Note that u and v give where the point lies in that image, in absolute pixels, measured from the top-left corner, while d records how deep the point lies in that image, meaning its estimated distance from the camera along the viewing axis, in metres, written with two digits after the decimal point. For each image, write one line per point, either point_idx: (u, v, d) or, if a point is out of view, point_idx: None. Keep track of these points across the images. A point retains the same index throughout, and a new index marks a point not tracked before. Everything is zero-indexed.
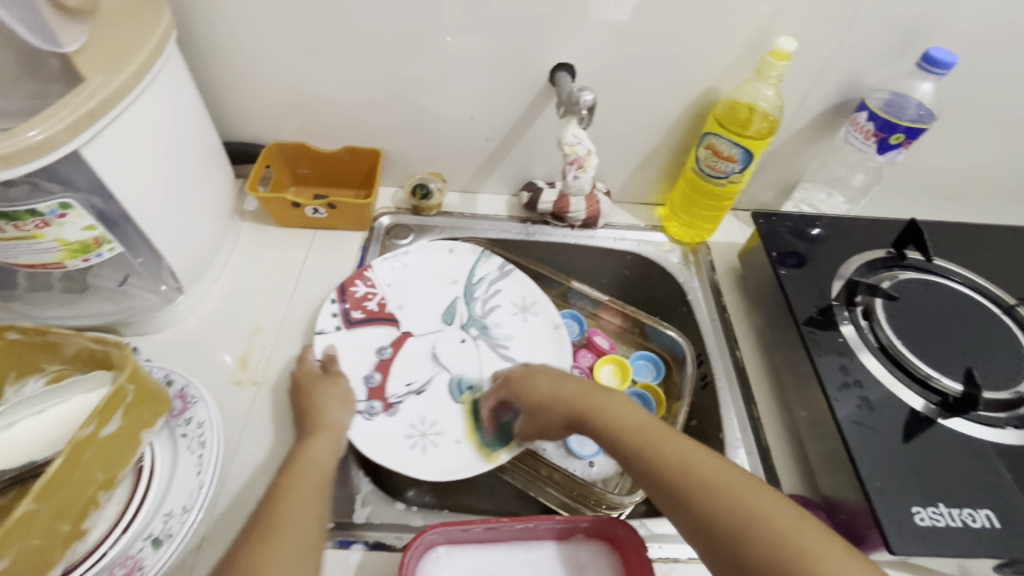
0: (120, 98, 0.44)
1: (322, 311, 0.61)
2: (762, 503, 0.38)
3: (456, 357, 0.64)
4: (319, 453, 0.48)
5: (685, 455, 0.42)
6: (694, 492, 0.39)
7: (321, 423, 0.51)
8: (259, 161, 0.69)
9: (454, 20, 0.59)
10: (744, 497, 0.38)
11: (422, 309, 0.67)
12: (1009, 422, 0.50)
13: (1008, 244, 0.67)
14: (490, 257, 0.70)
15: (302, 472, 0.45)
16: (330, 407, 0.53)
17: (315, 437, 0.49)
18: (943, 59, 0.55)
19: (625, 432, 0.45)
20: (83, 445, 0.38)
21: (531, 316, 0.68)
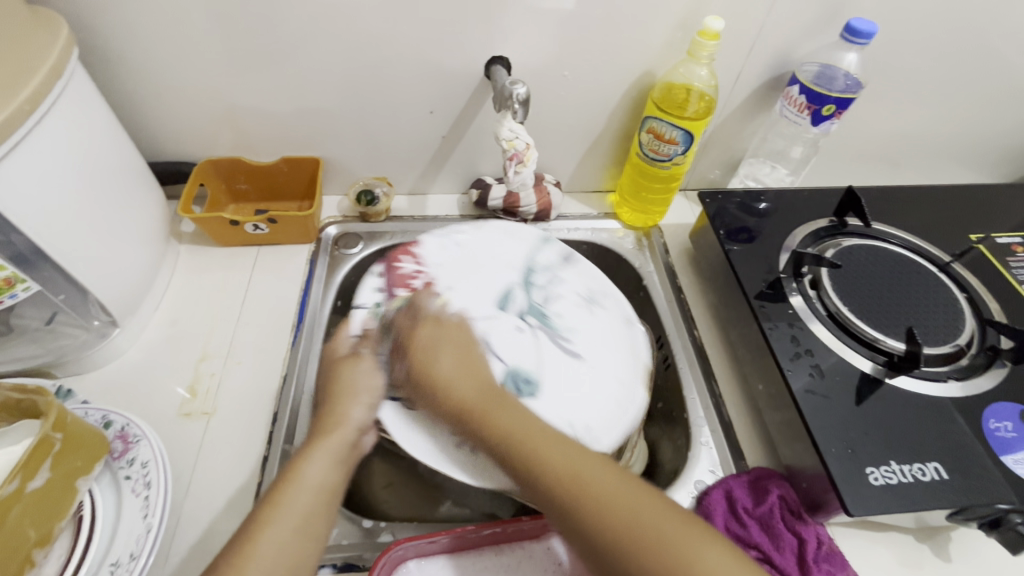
0: (13, 127, 0.41)
1: (363, 286, 0.56)
2: (604, 472, 0.39)
3: (512, 347, 0.53)
4: (315, 474, 0.42)
5: (536, 427, 0.42)
6: (520, 446, 0.41)
7: (332, 428, 0.45)
8: (191, 180, 0.66)
9: (380, 18, 0.57)
10: (580, 467, 0.39)
11: (475, 290, 0.57)
12: (951, 374, 0.52)
13: (940, 203, 0.69)
14: (552, 245, 0.63)
15: (288, 499, 0.40)
16: (346, 403, 0.46)
17: (316, 446, 0.43)
18: (864, 29, 0.56)
19: (526, 467, 0.40)
20: (8, 502, 0.35)
21: (598, 310, 0.58)
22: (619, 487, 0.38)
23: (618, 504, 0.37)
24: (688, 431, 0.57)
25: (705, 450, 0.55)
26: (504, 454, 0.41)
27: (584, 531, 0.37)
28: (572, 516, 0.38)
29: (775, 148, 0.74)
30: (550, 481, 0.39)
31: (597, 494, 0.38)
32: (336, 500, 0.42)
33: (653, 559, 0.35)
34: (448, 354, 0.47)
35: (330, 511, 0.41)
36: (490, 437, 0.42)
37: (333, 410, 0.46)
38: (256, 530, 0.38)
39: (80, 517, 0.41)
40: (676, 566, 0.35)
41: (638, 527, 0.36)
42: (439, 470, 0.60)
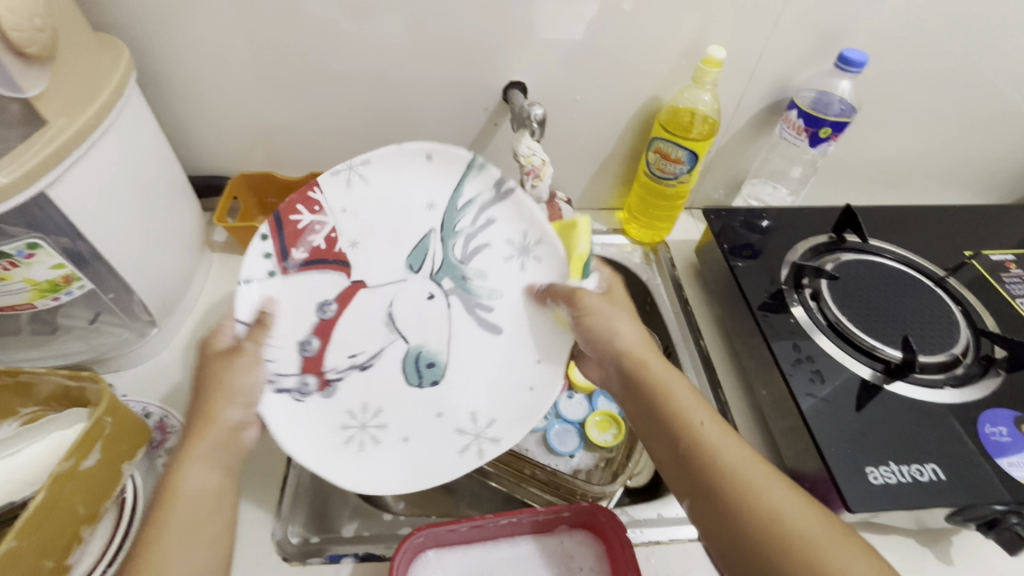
0: (83, 139, 0.45)
1: (250, 253, 0.48)
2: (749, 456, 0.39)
3: (417, 319, 0.52)
4: (194, 485, 0.40)
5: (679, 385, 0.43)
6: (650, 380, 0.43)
7: (205, 427, 0.42)
8: (226, 193, 0.70)
9: (407, 47, 0.62)
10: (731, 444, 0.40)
11: (389, 251, 0.52)
12: (947, 381, 0.55)
13: (934, 221, 0.73)
14: (483, 171, 0.50)
15: (173, 513, 0.38)
16: (215, 399, 0.42)
17: (190, 450, 0.40)
18: (856, 59, 0.61)
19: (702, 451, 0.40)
20: (64, 478, 0.38)
21: (529, 262, 0.50)
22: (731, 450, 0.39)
23: (730, 469, 0.39)
24: None
25: None
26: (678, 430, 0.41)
27: (696, 467, 0.40)
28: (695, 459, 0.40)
29: (776, 168, 0.78)
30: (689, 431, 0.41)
31: (727, 465, 0.39)
32: (217, 502, 0.40)
33: (748, 518, 0.37)
34: (616, 290, 0.48)
35: (218, 513, 0.40)
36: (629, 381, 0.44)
37: (209, 405, 0.42)
38: (155, 535, 0.37)
39: (123, 499, 0.44)
40: (780, 522, 0.36)
41: (752, 491, 0.38)
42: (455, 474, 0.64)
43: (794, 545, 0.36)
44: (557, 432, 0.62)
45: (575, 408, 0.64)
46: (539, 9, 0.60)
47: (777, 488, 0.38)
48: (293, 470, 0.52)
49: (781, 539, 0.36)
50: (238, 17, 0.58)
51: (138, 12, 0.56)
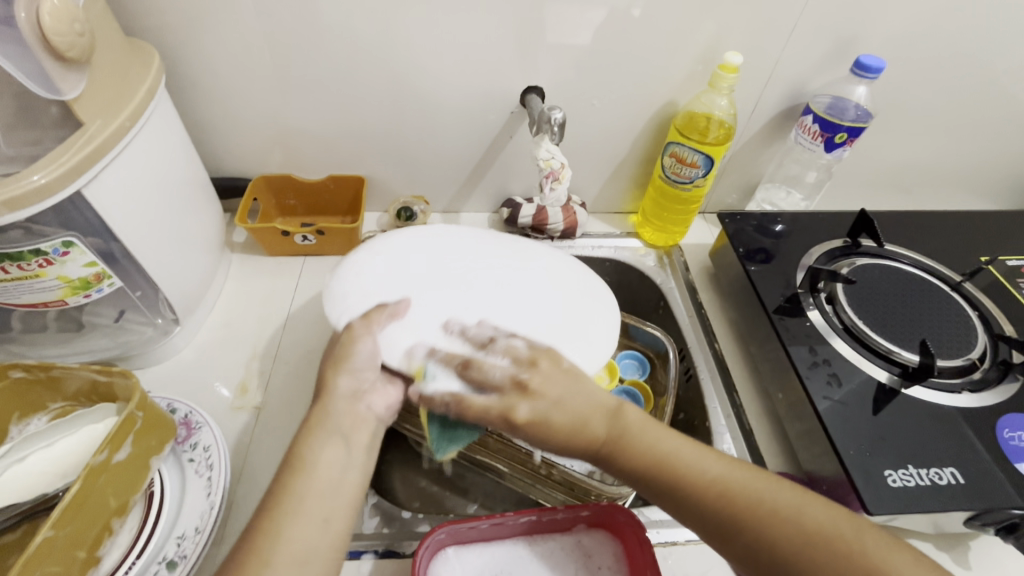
0: (116, 140, 0.46)
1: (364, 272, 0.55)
2: (721, 459, 0.40)
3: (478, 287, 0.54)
4: (326, 463, 0.39)
5: (637, 417, 0.42)
6: (616, 439, 0.42)
7: (318, 412, 0.41)
8: (246, 194, 0.71)
9: (428, 53, 0.63)
10: (699, 455, 0.40)
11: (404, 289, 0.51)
12: (964, 386, 0.55)
13: (950, 227, 0.73)
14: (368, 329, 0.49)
15: (298, 487, 0.37)
16: (332, 373, 0.43)
17: (315, 430, 0.40)
18: (873, 65, 0.61)
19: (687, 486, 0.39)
20: (96, 471, 0.39)
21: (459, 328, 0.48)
22: (705, 463, 0.40)
23: (715, 486, 0.39)
24: (710, 438, 0.60)
25: None
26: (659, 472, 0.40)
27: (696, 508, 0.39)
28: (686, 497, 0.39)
29: (790, 173, 0.78)
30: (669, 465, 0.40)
31: (710, 483, 0.39)
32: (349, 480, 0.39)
33: (755, 530, 0.37)
34: (551, 375, 0.42)
35: (349, 488, 0.39)
36: (594, 451, 0.42)
37: (327, 380, 0.42)
38: (280, 508, 0.37)
39: (151, 493, 0.45)
40: (777, 518, 0.37)
41: (746, 503, 0.38)
42: (469, 474, 0.65)
43: (807, 534, 0.36)
44: None
45: None
46: (558, 15, 0.61)
47: (771, 489, 0.38)
48: None
49: (791, 537, 0.36)
50: (264, 23, 0.59)
51: (167, 17, 0.58)
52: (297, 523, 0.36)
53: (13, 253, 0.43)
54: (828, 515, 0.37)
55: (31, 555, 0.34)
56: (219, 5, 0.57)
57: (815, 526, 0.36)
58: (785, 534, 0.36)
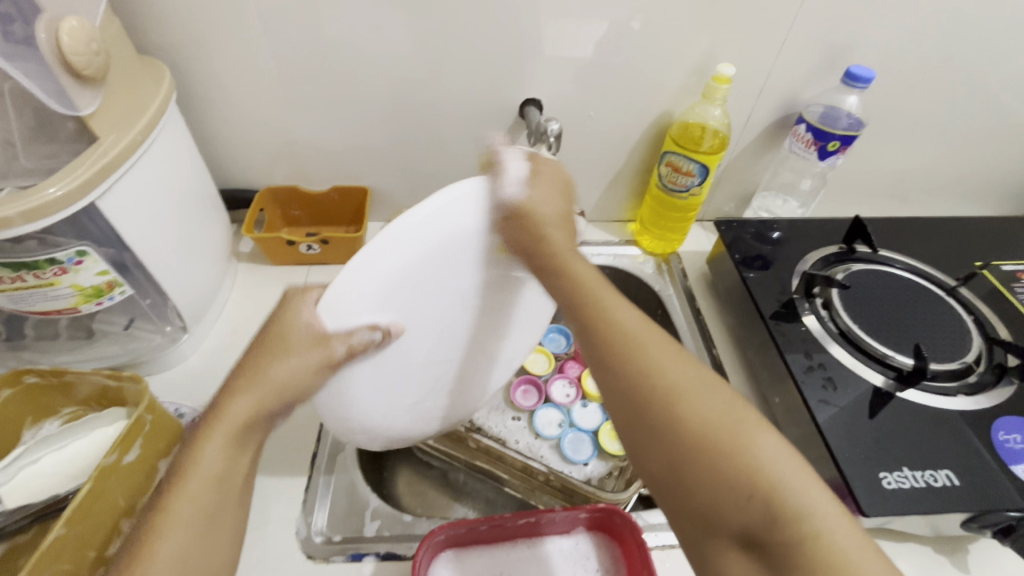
0: (129, 154, 0.48)
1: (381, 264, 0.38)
2: (686, 363, 0.36)
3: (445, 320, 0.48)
4: (209, 466, 0.36)
5: (657, 345, 0.37)
6: (592, 318, 0.39)
7: (246, 394, 0.38)
8: (253, 205, 0.73)
9: (429, 67, 0.65)
10: (667, 357, 0.37)
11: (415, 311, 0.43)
12: (959, 389, 0.55)
13: (945, 233, 0.74)
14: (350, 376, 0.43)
15: (181, 492, 0.35)
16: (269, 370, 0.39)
17: (210, 430, 0.37)
18: (862, 75, 0.62)
19: (648, 402, 0.35)
20: (108, 471, 0.40)
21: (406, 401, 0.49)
22: (672, 366, 0.36)
23: (664, 387, 0.35)
24: None
25: None
26: (629, 396, 0.36)
27: (660, 440, 0.34)
28: (624, 382, 0.36)
29: (786, 181, 0.79)
30: (650, 390, 0.35)
31: (658, 380, 0.36)
32: (234, 486, 0.37)
33: (687, 444, 0.33)
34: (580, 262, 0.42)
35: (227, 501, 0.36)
36: (588, 318, 0.39)
37: (257, 371, 0.39)
38: (154, 530, 0.33)
39: None
40: (723, 442, 0.33)
41: (716, 441, 0.33)
42: (470, 480, 0.66)
43: (749, 477, 0.31)
44: (571, 441, 0.62)
45: (589, 417, 0.65)
46: (554, 29, 0.62)
47: (759, 437, 0.33)
48: (318, 472, 0.54)
49: (726, 464, 0.32)
50: (270, 40, 0.61)
51: (178, 36, 0.60)
52: (173, 526, 0.34)
53: (30, 263, 0.45)
54: (792, 470, 0.32)
55: (45, 552, 0.36)
56: (228, 24, 0.60)
57: (766, 466, 0.32)
58: (723, 462, 0.32)
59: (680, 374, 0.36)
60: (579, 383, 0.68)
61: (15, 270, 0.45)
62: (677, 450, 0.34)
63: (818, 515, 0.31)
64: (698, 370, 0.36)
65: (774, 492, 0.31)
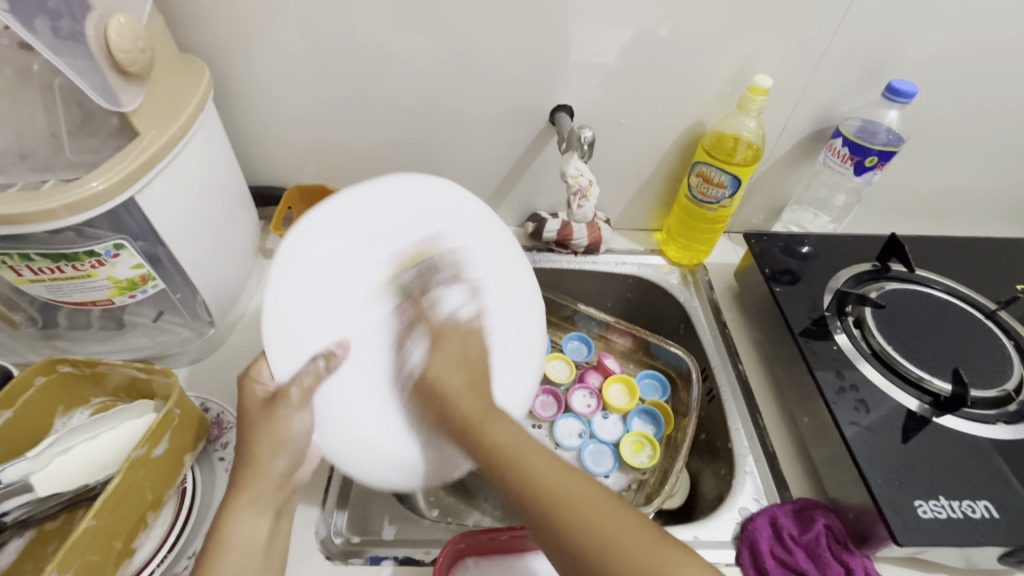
0: (169, 150, 0.49)
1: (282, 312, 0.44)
2: (566, 467, 0.41)
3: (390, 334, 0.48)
4: (245, 533, 0.41)
5: (569, 482, 0.40)
6: (491, 449, 0.42)
7: (251, 480, 0.42)
8: (282, 203, 0.74)
9: (462, 69, 0.65)
10: (551, 465, 0.41)
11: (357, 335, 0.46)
12: (998, 418, 0.53)
13: (984, 253, 0.71)
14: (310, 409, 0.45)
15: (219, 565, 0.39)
16: (274, 455, 0.43)
17: (237, 502, 0.41)
18: (905, 90, 0.61)
19: (566, 535, 0.37)
20: (137, 463, 0.41)
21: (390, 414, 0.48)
22: (550, 473, 0.40)
23: (578, 521, 0.38)
24: (733, 460, 0.59)
25: (749, 478, 0.56)
26: (548, 537, 0.38)
27: (583, 567, 0.37)
28: (525, 504, 0.39)
29: (819, 196, 0.78)
30: (568, 534, 0.37)
31: (544, 488, 0.40)
32: (260, 547, 0.42)
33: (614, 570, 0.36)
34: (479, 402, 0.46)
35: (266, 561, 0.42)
36: (483, 460, 0.43)
37: (256, 455, 0.42)
38: None
39: (183, 489, 0.47)
40: (612, 539, 0.37)
41: (629, 559, 0.36)
42: (485, 485, 0.65)
43: (631, 559, 0.36)
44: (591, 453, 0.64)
45: (610, 428, 0.67)
46: (589, 36, 0.62)
47: (673, 549, 0.36)
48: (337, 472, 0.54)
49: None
50: (307, 41, 0.62)
51: (219, 34, 0.61)
52: None
53: (69, 254, 0.46)
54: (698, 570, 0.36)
55: (74, 541, 0.36)
56: (267, 24, 0.60)
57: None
58: (612, 557, 0.36)
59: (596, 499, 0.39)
60: (601, 395, 0.69)
61: (55, 261, 0.46)
62: (598, 568, 0.36)
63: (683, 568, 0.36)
64: (611, 496, 0.39)
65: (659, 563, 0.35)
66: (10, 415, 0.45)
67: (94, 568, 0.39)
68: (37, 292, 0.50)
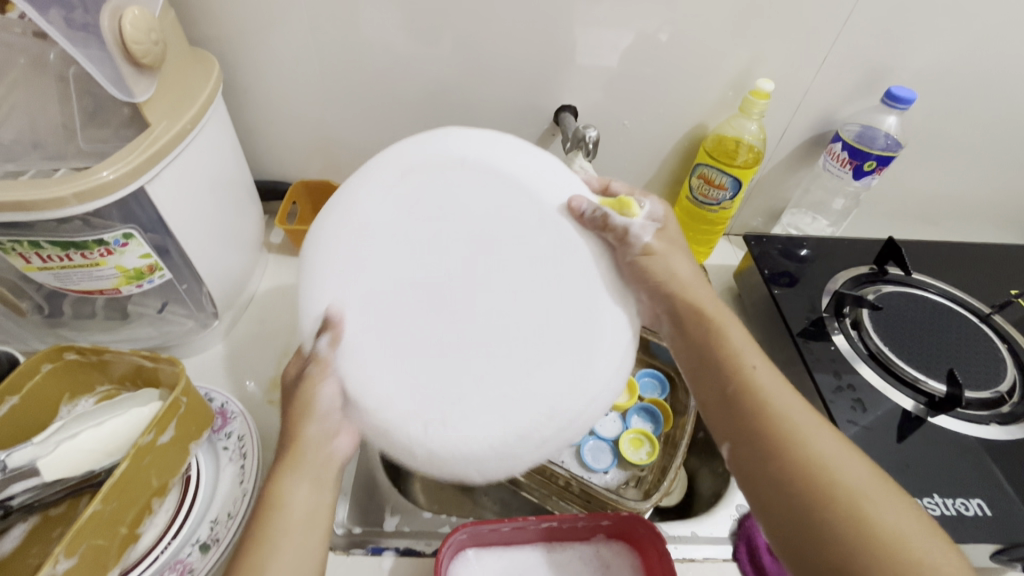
0: (179, 141, 0.50)
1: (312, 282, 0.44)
2: (785, 387, 0.42)
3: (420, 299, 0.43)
4: (299, 506, 0.39)
5: (785, 397, 0.41)
6: (694, 321, 0.46)
7: (296, 450, 0.41)
8: (286, 197, 0.74)
9: (468, 68, 0.66)
10: (788, 400, 0.41)
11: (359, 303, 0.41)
12: (992, 419, 0.54)
13: (978, 258, 0.73)
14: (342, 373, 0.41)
15: (273, 526, 0.38)
16: (302, 423, 0.41)
17: (290, 467, 0.40)
18: (903, 96, 0.62)
19: (747, 414, 0.41)
20: (144, 450, 0.41)
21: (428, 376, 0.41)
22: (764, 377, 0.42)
23: (790, 429, 0.39)
24: None
25: None
26: (733, 418, 0.41)
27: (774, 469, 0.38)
28: (726, 392, 0.43)
29: (817, 199, 0.79)
30: (763, 424, 0.40)
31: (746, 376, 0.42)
32: (318, 514, 0.40)
33: (800, 488, 0.37)
34: (705, 293, 0.48)
35: (315, 527, 0.39)
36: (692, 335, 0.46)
37: (298, 427, 0.41)
38: (256, 545, 0.37)
39: (188, 478, 0.47)
40: (813, 465, 0.37)
41: (823, 475, 0.37)
42: (485, 481, 0.66)
43: (814, 485, 0.37)
44: (591, 449, 0.62)
45: (609, 425, 0.64)
46: (595, 37, 0.63)
47: (884, 503, 0.36)
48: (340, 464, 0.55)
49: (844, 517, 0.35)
50: (314, 38, 0.63)
51: (228, 29, 0.62)
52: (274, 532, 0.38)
53: (79, 243, 0.46)
54: (902, 519, 0.35)
55: (81, 525, 0.36)
56: (276, 20, 0.61)
57: (869, 509, 0.35)
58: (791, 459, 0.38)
59: (828, 447, 0.38)
60: None
61: (64, 249, 0.46)
62: (788, 475, 0.38)
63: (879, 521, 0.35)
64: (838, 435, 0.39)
65: (866, 516, 0.35)
66: (16, 402, 0.45)
67: (100, 552, 0.39)
68: (44, 280, 0.50)
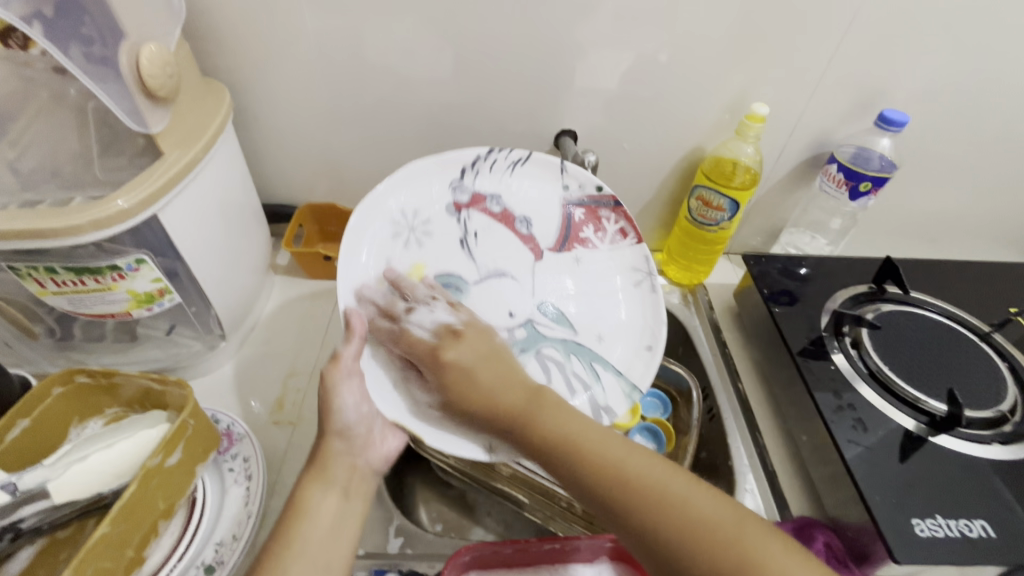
0: (191, 169, 0.51)
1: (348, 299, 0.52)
2: (626, 449, 0.42)
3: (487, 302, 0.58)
4: (323, 517, 0.45)
5: (614, 448, 0.42)
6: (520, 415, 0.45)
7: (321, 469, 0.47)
8: (294, 220, 0.76)
9: (470, 95, 0.68)
10: (631, 454, 0.42)
11: (414, 328, 0.54)
12: (994, 438, 0.54)
13: (976, 276, 0.73)
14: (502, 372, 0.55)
15: (301, 530, 0.44)
16: (328, 435, 0.48)
17: (313, 480, 0.47)
18: (896, 119, 0.64)
19: (590, 471, 0.42)
20: (151, 472, 0.42)
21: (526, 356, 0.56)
22: (649, 472, 0.40)
23: (642, 487, 0.40)
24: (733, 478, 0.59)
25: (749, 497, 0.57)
26: (580, 479, 0.42)
27: (652, 533, 0.38)
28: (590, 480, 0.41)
29: (815, 219, 0.80)
30: (601, 479, 0.41)
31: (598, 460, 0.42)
32: (344, 528, 0.46)
33: (696, 555, 0.37)
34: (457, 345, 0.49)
35: (345, 536, 0.45)
36: (535, 407, 0.46)
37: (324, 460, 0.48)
38: (281, 551, 0.42)
39: (194, 499, 0.48)
40: (711, 531, 0.37)
41: (681, 516, 0.38)
42: (487, 501, 0.66)
43: (700, 532, 0.37)
44: None
45: None
46: (593, 64, 0.65)
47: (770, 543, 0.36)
48: None
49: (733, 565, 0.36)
50: (322, 67, 0.65)
51: (239, 61, 0.64)
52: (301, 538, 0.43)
53: (92, 268, 0.47)
54: (774, 551, 0.36)
55: (89, 548, 0.37)
56: (286, 50, 0.63)
57: (743, 556, 0.36)
58: (664, 520, 0.38)
59: (681, 484, 0.40)
60: None
61: (78, 274, 0.48)
62: (652, 534, 0.38)
63: (780, 566, 0.35)
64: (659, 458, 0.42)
65: (738, 548, 0.36)
66: (28, 424, 0.46)
67: None
68: (58, 304, 0.51)
